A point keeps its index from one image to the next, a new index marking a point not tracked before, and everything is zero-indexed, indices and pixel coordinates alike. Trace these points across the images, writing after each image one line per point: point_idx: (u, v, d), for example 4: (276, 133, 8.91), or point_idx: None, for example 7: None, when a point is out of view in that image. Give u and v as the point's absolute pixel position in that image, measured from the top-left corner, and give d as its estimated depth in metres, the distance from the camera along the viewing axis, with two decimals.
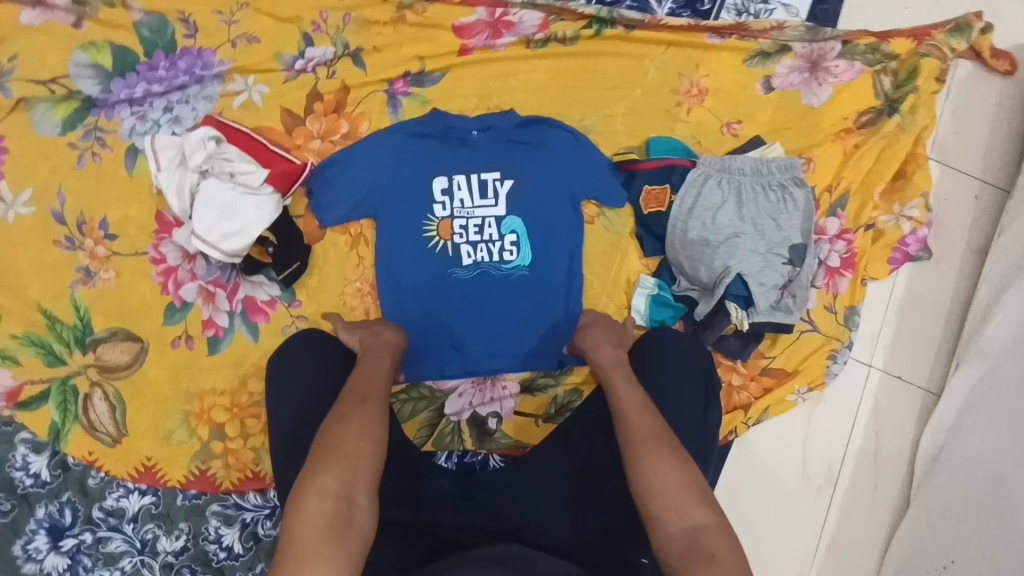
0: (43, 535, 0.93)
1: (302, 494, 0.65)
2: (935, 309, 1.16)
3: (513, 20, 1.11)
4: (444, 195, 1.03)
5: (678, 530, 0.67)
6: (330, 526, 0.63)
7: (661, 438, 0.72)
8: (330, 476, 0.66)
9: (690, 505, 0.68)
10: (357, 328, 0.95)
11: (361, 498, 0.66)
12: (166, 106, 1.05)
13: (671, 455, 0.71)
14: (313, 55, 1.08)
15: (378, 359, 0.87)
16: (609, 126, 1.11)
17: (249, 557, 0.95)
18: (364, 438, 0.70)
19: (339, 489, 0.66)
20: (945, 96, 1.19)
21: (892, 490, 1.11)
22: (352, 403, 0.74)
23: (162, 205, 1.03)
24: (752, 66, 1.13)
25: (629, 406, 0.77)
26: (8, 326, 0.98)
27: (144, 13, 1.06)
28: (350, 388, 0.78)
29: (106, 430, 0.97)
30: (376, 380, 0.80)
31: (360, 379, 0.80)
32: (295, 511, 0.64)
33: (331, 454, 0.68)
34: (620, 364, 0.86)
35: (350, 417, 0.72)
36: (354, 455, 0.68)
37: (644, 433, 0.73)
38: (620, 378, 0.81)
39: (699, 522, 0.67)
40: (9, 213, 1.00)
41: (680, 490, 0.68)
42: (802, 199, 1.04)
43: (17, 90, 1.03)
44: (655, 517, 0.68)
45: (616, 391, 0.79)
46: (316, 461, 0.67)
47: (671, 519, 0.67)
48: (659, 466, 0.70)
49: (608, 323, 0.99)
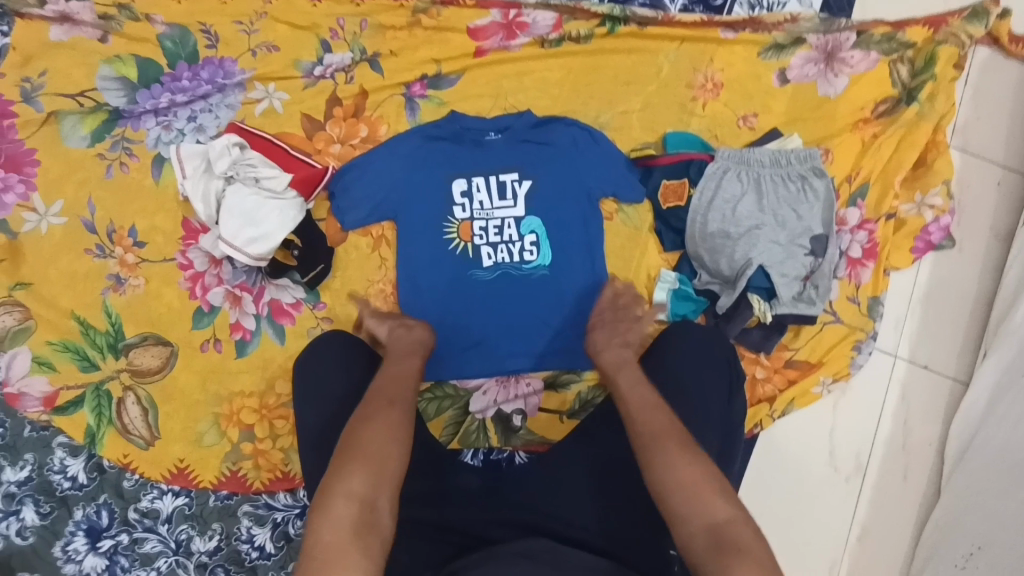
0: (81, 536, 0.95)
1: (328, 495, 0.65)
2: (961, 297, 1.14)
3: (527, 21, 1.12)
4: (463, 196, 1.05)
5: (702, 526, 0.65)
6: (355, 528, 0.63)
7: (675, 434, 0.72)
8: (356, 479, 0.66)
9: (712, 496, 0.67)
10: (387, 319, 0.97)
11: (384, 503, 0.66)
12: (189, 115, 1.07)
13: (687, 452, 0.70)
14: (331, 61, 1.10)
15: (408, 360, 0.87)
16: (624, 123, 1.11)
17: (281, 557, 0.97)
18: (390, 440, 0.70)
19: (365, 491, 0.65)
20: (964, 82, 1.18)
21: (921, 479, 1.10)
22: (379, 405, 0.74)
23: (188, 212, 1.05)
24: (766, 59, 1.13)
25: (641, 407, 0.77)
26: (43, 333, 1.00)
27: (167, 25, 1.08)
28: (376, 390, 0.78)
29: (139, 433, 0.99)
30: (404, 380, 0.81)
31: (387, 380, 0.80)
32: (319, 513, 0.64)
33: (357, 455, 0.68)
34: (623, 366, 0.86)
35: (377, 419, 0.72)
36: (380, 457, 0.68)
37: (657, 430, 0.73)
38: (626, 381, 0.82)
39: (724, 515, 0.65)
40: (41, 223, 1.03)
41: (699, 484, 0.67)
42: (822, 189, 1.04)
43: (47, 104, 1.06)
44: (676, 514, 0.67)
45: (627, 393, 0.80)
46: (342, 463, 0.68)
47: (693, 515, 0.66)
48: (676, 463, 0.69)
49: (612, 321, 0.98)
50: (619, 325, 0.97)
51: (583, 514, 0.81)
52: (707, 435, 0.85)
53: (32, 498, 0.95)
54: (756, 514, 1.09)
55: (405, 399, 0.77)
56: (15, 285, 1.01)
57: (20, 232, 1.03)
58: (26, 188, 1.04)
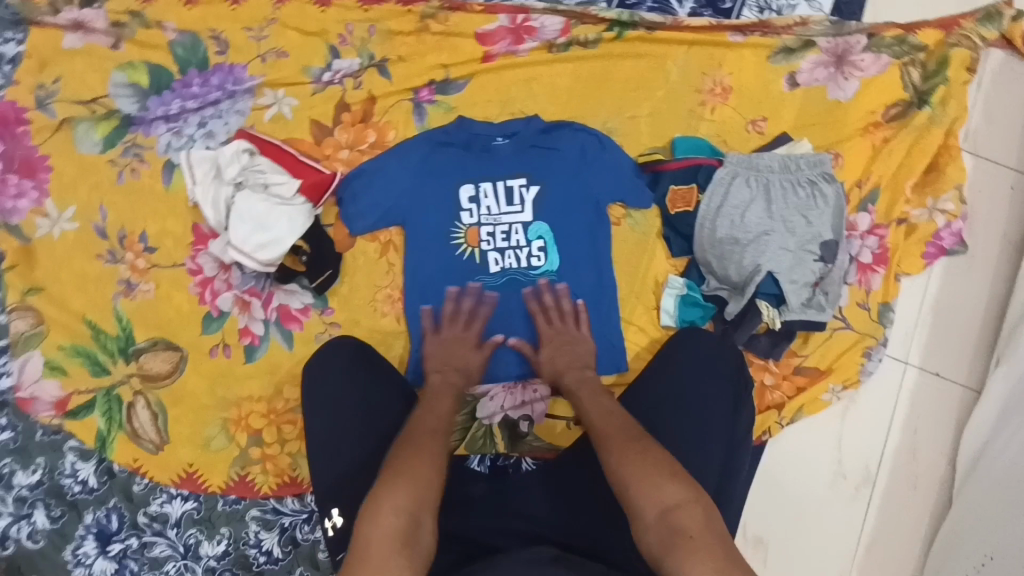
0: (91, 540, 0.96)
1: (377, 507, 0.65)
2: (973, 305, 1.13)
3: (535, 26, 1.12)
4: (470, 202, 1.05)
5: (653, 515, 0.66)
6: (403, 541, 0.63)
7: (625, 430, 0.76)
8: (403, 494, 0.67)
9: (660, 481, 0.68)
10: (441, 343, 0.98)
11: (427, 522, 0.67)
12: (200, 122, 1.08)
13: (634, 444, 0.73)
14: (340, 67, 1.10)
15: (442, 399, 0.88)
16: (632, 128, 1.11)
17: (288, 561, 0.98)
18: (432, 463, 0.71)
19: (411, 506, 0.66)
20: (977, 86, 1.17)
21: (931, 490, 1.09)
22: (425, 435, 0.77)
23: (198, 218, 1.06)
24: (775, 63, 1.12)
25: (596, 414, 0.82)
26: (55, 337, 1.01)
27: (178, 32, 1.09)
28: (417, 422, 0.80)
29: (149, 437, 1.00)
30: (443, 419, 0.82)
31: (427, 415, 0.82)
32: (368, 524, 0.64)
33: (405, 472, 0.69)
34: (586, 384, 0.92)
35: (426, 444, 0.74)
36: (424, 477, 0.69)
37: (610, 429, 0.77)
38: (587, 396, 0.87)
39: (672, 500, 0.66)
40: (54, 229, 1.04)
41: (645, 471, 0.69)
42: (832, 195, 1.03)
43: (60, 111, 1.07)
44: (632, 504, 0.68)
45: (586, 407, 0.85)
46: (390, 477, 0.69)
47: (645, 503, 0.67)
48: (625, 456, 0.71)
49: (568, 338, 0.99)
50: (563, 348, 0.98)
51: (589, 523, 0.81)
52: (709, 446, 0.85)
53: (43, 502, 0.96)
54: (763, 523, 1.08)
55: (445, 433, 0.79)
56: (29, 290, 1.02)
57: (33, 238, 1.04)
58: (39, 194, 1.05)
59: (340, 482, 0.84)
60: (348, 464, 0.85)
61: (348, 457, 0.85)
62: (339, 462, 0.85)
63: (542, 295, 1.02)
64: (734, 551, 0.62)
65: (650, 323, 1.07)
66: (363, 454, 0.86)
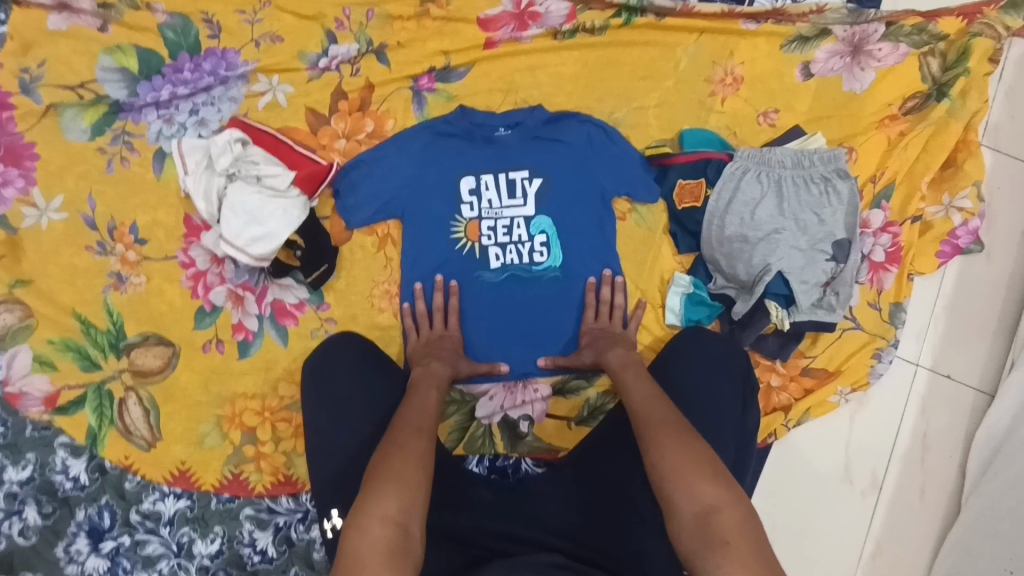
0: (83, 537, 0.94)
1: (365, 517, 0.62)
2: (987, 305, 1.10)
3: (539, 11, 1.08)
4: (471, 195, 1.02)
5: (690, 517, 0.62)
6: (391, 552, 0.59)
7: (667, 419, 0.72)
8: (392, 502, 0.63)
9: (699, 479, 0.64)
10: (425, 345, 0.96)
11: (416, 530, 0.63)
12: (192, 108, 1.04)
13: (675, 436, 0.69)
14: (337, 52, 1.06)
15: (427, 392, 0.85)
16: (639, 119, 1.07)
17: (283, 561, 0.96)
18: (420, 466, 0.68)
19: (400, 514, 0.62)
20: (998, 78, 1.12)
21: (941, 495, 1.07)
22: (405, 432, 0.73)
23: (190, 209, 1.03)
24: (789, 52, 1.08)
25: (639, 399, 0.78)
26: (44, 332, 0.99)
27: (168, 14, 1.05)
28: (401, 418, 0.77)
29: (141, 434, 0.98)
30: (428, 414, 0.79)
31: (410, 410, 0.79)
32: (354, 535, 0.61)
33: (391, 477, 0.65)
34: (629, 364, 0.89)
35: (410, 444, 0.71)
36: (414, 482, 0.66)
37: (650, 414, 0.73)
38: (631, 381, 0.83)
39: (710, 501, 0.62)
40: (41, 219, 1.01)
41: (687, 466, 0.65)
42: (845, 192, 0.99)
43: (46, 96, 1.03)
44: (668, 501, 0.64)
45: (630, 390, 0.81)
46: (376, 485, 0.65)
47: (683, 501, 0.63)
48: (664, 447, 0.68)
49: (616, 336, 0.97)
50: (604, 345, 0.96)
51: (597, 530, 0.80)
52: (720, 450, 0.82)
53: (34, 498, 0.94)
54: (768, 530, 1.06)
55: (429, 425, 0.76)
56: (15, 282, 0.99)
57: (19, 228, 1.01)
58: (25, 182, 1.01)
59: (339, 482, 0.81)
60: (349, 464, 0.82)
61: (348, 458, 0.83)
62: (340, 462, 0.82)
63: (601, 289, 1.00)
64: (772, 557, 0.59)
65: (654, 321, 1.04)
66: (363, 454, 0.83)
